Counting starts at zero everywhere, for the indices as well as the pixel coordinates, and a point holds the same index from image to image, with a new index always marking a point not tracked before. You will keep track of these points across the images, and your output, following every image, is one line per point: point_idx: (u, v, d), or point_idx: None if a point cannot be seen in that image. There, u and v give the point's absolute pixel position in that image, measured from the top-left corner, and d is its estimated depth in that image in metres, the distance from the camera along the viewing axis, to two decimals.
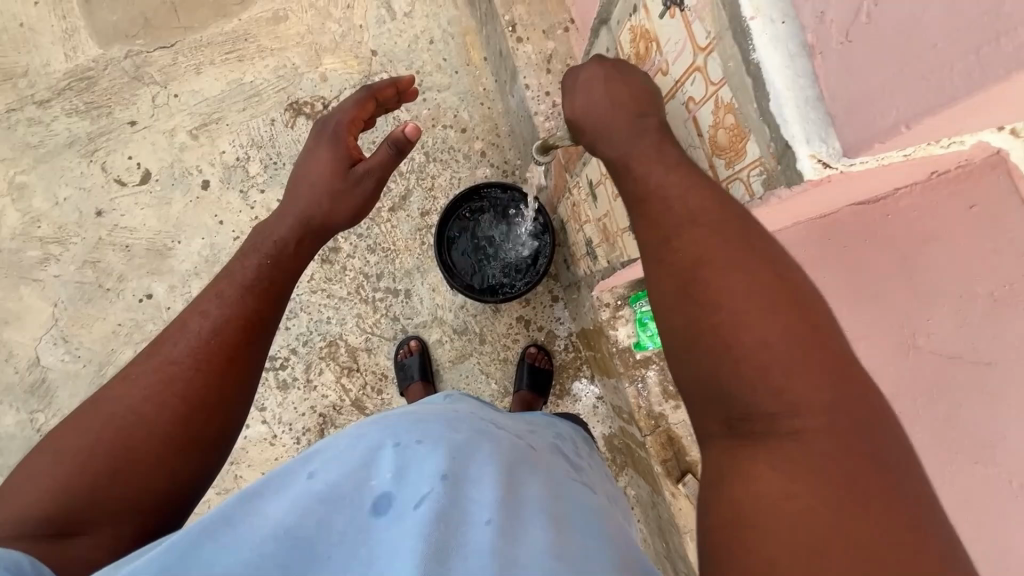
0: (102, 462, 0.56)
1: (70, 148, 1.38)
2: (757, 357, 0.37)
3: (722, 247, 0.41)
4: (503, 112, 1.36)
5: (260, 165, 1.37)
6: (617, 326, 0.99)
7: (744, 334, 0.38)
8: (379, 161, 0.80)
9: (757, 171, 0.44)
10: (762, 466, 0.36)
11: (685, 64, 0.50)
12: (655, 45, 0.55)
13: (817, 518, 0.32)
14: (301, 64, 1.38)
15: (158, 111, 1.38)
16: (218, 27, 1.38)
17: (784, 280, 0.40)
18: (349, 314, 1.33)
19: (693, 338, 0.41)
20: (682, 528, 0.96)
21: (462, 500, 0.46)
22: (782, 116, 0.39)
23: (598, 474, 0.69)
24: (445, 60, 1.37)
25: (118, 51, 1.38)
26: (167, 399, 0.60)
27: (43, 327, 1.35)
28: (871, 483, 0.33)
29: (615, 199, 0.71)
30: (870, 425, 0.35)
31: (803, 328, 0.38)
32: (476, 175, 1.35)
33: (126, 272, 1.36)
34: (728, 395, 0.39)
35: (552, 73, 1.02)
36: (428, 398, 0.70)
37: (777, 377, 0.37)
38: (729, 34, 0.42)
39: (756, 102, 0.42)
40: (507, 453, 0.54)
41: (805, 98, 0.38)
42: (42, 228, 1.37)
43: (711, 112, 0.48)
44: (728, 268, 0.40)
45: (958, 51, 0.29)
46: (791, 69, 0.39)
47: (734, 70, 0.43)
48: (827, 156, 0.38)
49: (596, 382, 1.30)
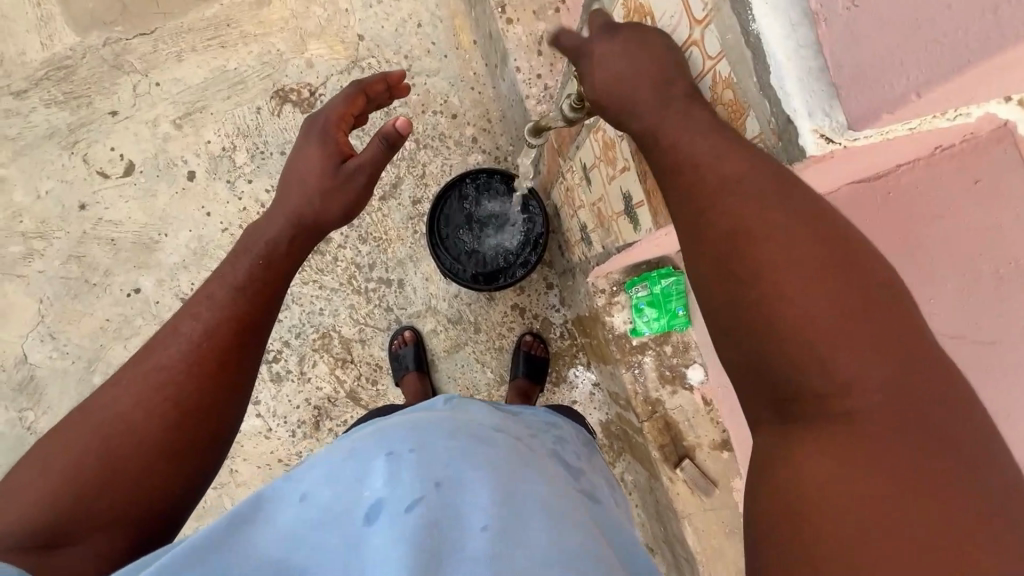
0: (94, 461, 0.55)
1: (50, 139, 1.34)
2: (806, 335, 0.36)
3: (772, 218, 0.38)
4: (495, 96, 1.33)
5: (246, 154, 1.34)
6: (613, 312, 0.98)
7: (790, 309, 0.37)
8: (369, 157, 0.77)
9: (757, 148, 0.43)
10: (812, 450, 0.36)
11: (683, 40, 0.49)
12: (649, 20, 0.53)
13: (867, 502, 0.32)
14: (285, 50, 1.34)
15: (139, 100, 1.35)
16: (199, 13, 1.34)
17: (828, 241, 0.38)
18: (342, 305, 1.32)
19: (728, 312, 0.40)
20: (680, 512, 0.96)
21: (457, 505, 0.46)
22: (784, 89, 0.38)
23: (600, 476, 0.68)
24: (434, 44, 1.34)
25: (96, 39, 1.34)
26: (158, 397, 0.59)
27: (29, 324, 1.33)
28: (922, 469, 0.32)
29: (610, 182, 0.69)
30: (920, 405, 0.34)
31: (851, 298, 0.36)
32: (468, 161, 1.33)
33: (113, 266, 1.34)
34: (770, 372, 0.38)
35: (543, 55, 1.00)
36: (428, 403, 0.70)
37: (818, 360, 0.36)
38: (728, 5, 0.40)
39: (756, 76, 0.40)
40: (502, 455, 0.53)
41: (808, 69, 0.37)
42: (24, 222, 1.34)
43: (709, 88, 0.47)
44: (781, 242, 0.38)
45: (976, 11, 0.28)
46: (793, 39, 0.37)
47: (733, 43, 0.41)
48: (831, 130, 0.36)
49: (593, 368, 1.30)
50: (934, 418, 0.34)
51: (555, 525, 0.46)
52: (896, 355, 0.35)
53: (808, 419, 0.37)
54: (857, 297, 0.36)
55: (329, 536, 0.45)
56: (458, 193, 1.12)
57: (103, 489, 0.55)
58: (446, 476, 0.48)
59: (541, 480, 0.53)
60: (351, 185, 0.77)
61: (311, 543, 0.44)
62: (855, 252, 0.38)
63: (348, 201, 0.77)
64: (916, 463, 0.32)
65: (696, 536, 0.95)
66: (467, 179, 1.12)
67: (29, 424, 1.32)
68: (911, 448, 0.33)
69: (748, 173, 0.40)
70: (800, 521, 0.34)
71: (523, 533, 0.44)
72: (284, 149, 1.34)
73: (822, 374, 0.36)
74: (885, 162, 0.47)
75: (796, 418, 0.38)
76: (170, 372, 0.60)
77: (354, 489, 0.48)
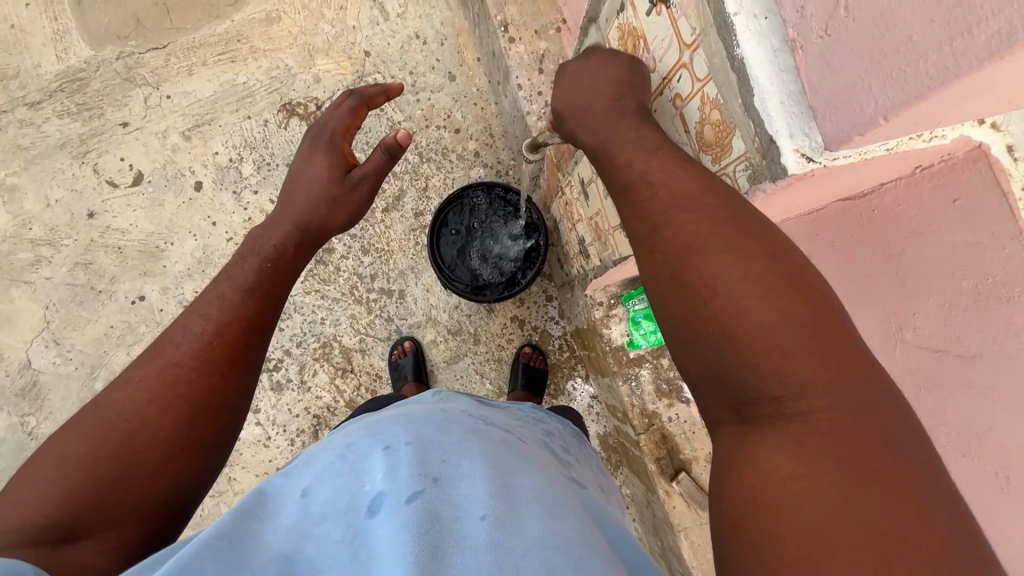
0: (94, 458, 0.55)
1: (61, 149, 1.37)
2: (760, 345, 0.37)
3: (714, 233, 0.41)
4: (497, 112, 1.36)
5: (253, 165, 1.37)
6: (610, 324, 0.99)
7: (747, 321, 0.38)
8: (373, 166, 0.83)
9: (743, 166, 0.45)
10: (773, 448, 0.36)
11: (672, 62, 0.51)
12: (642, 43, 0.55)
13: (825, 497, 0.32)
14: (293, 65, 1.38)
15: (150, 112, 1.38)
16: (211, 29, 1.38)
17: (777, 258, 0.40)
18: (343, 315, 1.33)
19: (687, 323, 0.41)
20: (676, 526, 0.96)
21: (454, 498, 0.47)
22: (767, 111, 0.40)
23: (591, 469, 0.69)
24: (439, 61, 1.37)
25: (110, 53, 1.38)
26: (161, 395, 0.60)
27: (35, 330, 1.34)
28: (877, 464, 0.33)
29: (606, 198, 0.71)
30: (863, 409, 0.36)
31: (799, 309, 0.38)
32: (470, 175, 1.35)
33: (119, 274, 1.36)
34: (732, 381, 0.39)
35: (544, 73, 1.02)
36: (417, 398, 0.71)
37: (771, 367, 0.37)
38: (714, 30, 0.42)
39: (741, 98, 0.42)
40: (497, 448, 0.54)
41: (788, 92, 0.39)
42: (34, 230, 1.36)
43: (698, 109, 0.49)
44: (725, 254, 0.40)
45: (932, 43, 0.29)
46: (774, 64, 0.39)
47: (719, 66, 0.43)
48: (810, 149, 0.38)
49: (591, 381, 1.30)
50: (877, 422, 0.35)
51: (552, 510, 0.47)
52: (841, 364, 0.37)
53: (762, 419, 0.38)
54: (804, 308, 0.38)
55: (333, 530, 0.46)
56: (461, 209, 1.14)
57: (106, 490, 0.54)
58: (443, 472, 0.49)
59: (535, 469, 0.54)
60: (357, 193, 0.83)
61: (315, 539, 0.45)
62: (794, 265, 0.40)
63: (353, 207, 0.82)
64: (868, 459, 0.33)
65: (692, 550, 0.95)
66: (468, 197, 1.13)
67: (30, 430, 1.33)
68: (854, 443, 0.34)
69: (688, 183, 0.44)
70: (768, 515, 0.34)
71: (521, 519, 0.45)
72: (290, 161, 1.37)
73: (777, 383, 0.37)
74: (868, 180, 0.48)
75: (755, 420, 0.39)
76: (172, 378, 0.61)
77: (356, 487, 0.49)
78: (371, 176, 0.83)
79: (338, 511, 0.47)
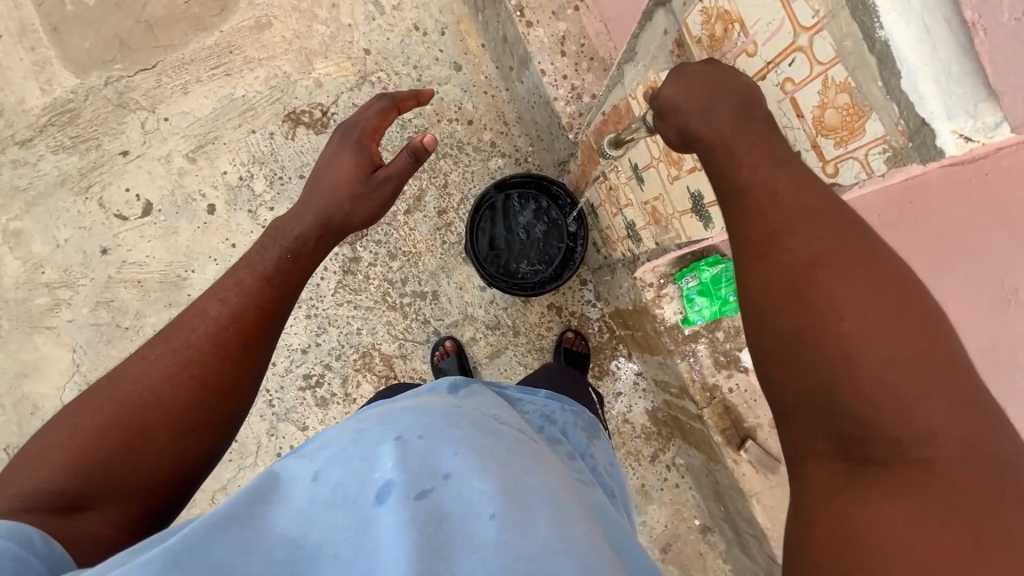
0: (105, 429, 0.56)
1: (62, 186, 1.32)
2: (883, 376, 0.37)
3: (837, 252, 0.41)
4: (510, 99, 1.33)
5: (265, 181, 1.33)
6: (663, 304, 0.99)
7: (872, 350, 0.38)
8: (398, 170, 0.81)
9: (880, 148, 0.47)
10: (887, 486, 0.35)
11: (782, 45, 0.52)
12: (738, 26, 0.55)
13: (942, 534, 0.32)
14: (292, 72, 1.33)
15: (149, 137, 1.33)
16: (199, 42, 1.32)
17: (900, 290, 0.39)
18: (379, 323, 1.32)
19: (799, 343, 0.41)
20: (748, 492, 0.99)
21: (465, 493, 0.47)
22: (920, 91, 0.41)
23: (601, 469, 0.68)
24: (442, 51, 1.33)
25: (97, 79, 1.32)
26: (173, 375, 0.60)
27: (65, 374, 1.31)
28: (997, 509, 0.32)
29: (674, 181, 0.70)
30: (987, 450, 0.35)
31: (926, 344, 0.37)
32: (490, 167, 1.33)
33: (143, 308, 1.32)
34: (844, 410, 0.38)
35: (567, 55, 1.00)
36: (432, 386, 0.69)
37: (876, 398, 0.37)
38: (846, 12, 0.44)
39: (880, 81, 0.44)
40: (508, 447, 0.54)
41: (946, 72, 0.40)
42: (47, 273, 1.32)
43: (817, 92, 0.50)
44: (839, 282, 0.40)
45: None
46: (928, 42, 0.40)
47: (853, 48, 0.45)
48: (970, 130, 0.40)
49: (635, 358, 1.31)
50: (1002, 470, 0.34)
51: (561, 517, 0.47)
52: (963, 404, 0.36)
53: (876, 461, 0.37)
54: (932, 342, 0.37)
55: (341, 516, 0.46)
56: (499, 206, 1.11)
57: (114, 467, 0.55)
58: (455, 467, 0.49)
59: (544, 471, 0.53)
60: (378, 195, 0.81)
61: (324, 524, 0.46)
62: (917, 297, 0.40)
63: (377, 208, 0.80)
64: (987, 502, 0.33)
65: (765, 512, 0.98)
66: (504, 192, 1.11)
67: None
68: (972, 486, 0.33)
69: (811, 199, 0.44)
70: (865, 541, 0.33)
71: (530, 522, 0.44)
72: (303, 172, 1.33)
73: (902, 418, 0.36)
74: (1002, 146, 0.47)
75: (864, 457, 0.38)
76: None
77: (367, 472, 0.49)
78: (395, 179, 0.81)
79: (347, 497, 0.47)
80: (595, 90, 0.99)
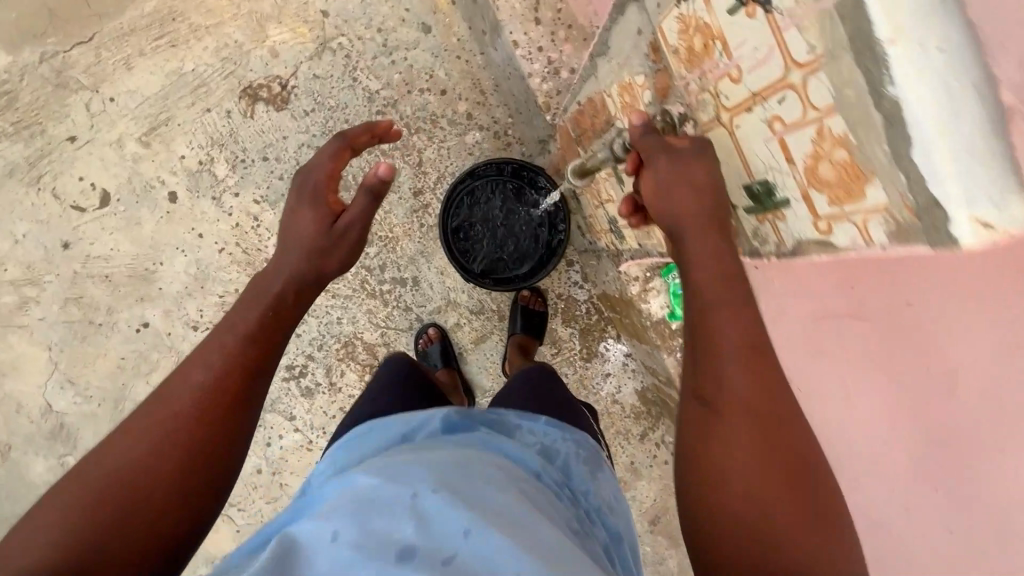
0: (101, 495, 0.50)
1: (11, 177, 1.23)
2: (749, 491, 0.46)
3: (736, 381, 0.49)
4: (485, 65, 1.21)
5: (227, 165, 1.24)
6: (649, 298, 0.93)
7: (742, 470, 0.47)
8: (359, 213, 0.71)
9: (881, 218, 0.42)
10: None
11: (772, 74, 0.46)
12: (721, 46, 0.52)
13: None
14: (244, 41, 1.20)
15: (97, 120, 1.22)
16: (137, 9, 1.18)
17: (773, 419, 0.48)
18: (359, 312, 1.27)
19: (690, 456, 0.50)
20: None
21: (490, 550, 0.43)
22: (934, 173, 0.34)
23: (604, 509, 0.63)
24: (408, 11, 1.20)
25: (32, 56, 1.19)
26: (167, 429, 0.54)
27: (45, 372, 1.29)
28: None
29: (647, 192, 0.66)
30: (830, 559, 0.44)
31: (788, 468, 0.46)
32: (467, 141, 1.23)
33: (114, 303, 1.28)
34: (727, 518, 0.47)
35: (541, 23, 0.89)
36: (421, 421, 0.65)
37: (744, 510, 0.46)
38: (848, 55, 0.37)
39: (884, 146, 0.37)
40: (526, 497, 0.51)
41: (965, 159, 0.32)
42: (10, 271, 1.26)
43: (811, 138, 0.45)
44: (729, 410, 0.48)
45: None
46: (953, 114, 0.32)
47: (855, 101, 0.38)
48: (995, 221, 0.33)
49: (624, 340, 1.28)
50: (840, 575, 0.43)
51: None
52: (809, 518, 0.45)
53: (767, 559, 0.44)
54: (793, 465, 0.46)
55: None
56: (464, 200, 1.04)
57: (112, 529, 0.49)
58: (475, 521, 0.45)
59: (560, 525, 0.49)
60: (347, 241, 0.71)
61: None
62: (791, 427, 0.48)
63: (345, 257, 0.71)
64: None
65: None
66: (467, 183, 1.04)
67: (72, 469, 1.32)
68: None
69: (746, 315, 0.50)
70: None
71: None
72: (266, 154, 1.24)
73: (767, 528, 0.45)
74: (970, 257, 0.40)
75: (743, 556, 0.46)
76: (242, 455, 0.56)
77: (386, 530, 0.44)
78: (359, 224, 0.72)
79: (366, 557, 0.42)
80: (573, 64, 0.89)
